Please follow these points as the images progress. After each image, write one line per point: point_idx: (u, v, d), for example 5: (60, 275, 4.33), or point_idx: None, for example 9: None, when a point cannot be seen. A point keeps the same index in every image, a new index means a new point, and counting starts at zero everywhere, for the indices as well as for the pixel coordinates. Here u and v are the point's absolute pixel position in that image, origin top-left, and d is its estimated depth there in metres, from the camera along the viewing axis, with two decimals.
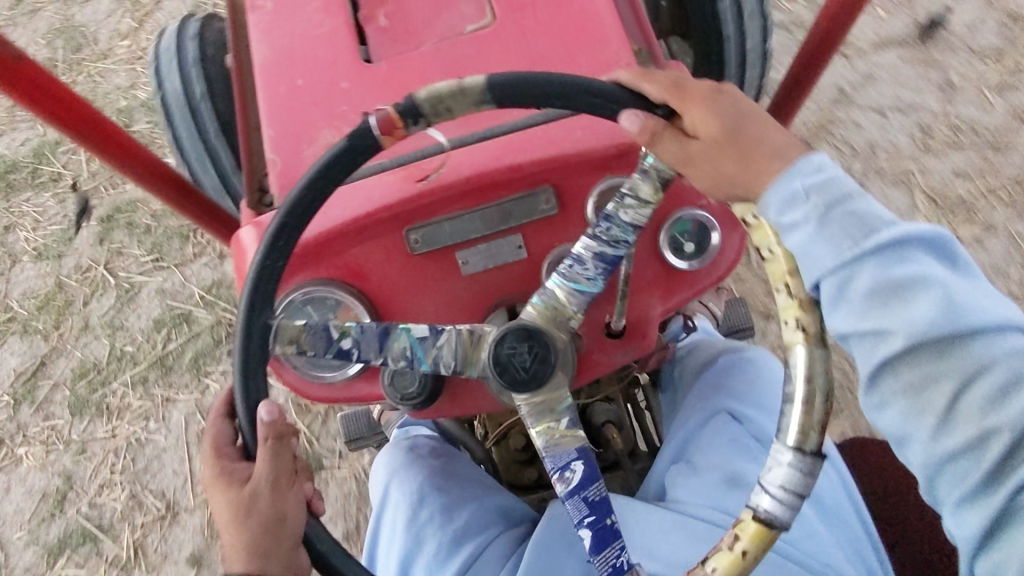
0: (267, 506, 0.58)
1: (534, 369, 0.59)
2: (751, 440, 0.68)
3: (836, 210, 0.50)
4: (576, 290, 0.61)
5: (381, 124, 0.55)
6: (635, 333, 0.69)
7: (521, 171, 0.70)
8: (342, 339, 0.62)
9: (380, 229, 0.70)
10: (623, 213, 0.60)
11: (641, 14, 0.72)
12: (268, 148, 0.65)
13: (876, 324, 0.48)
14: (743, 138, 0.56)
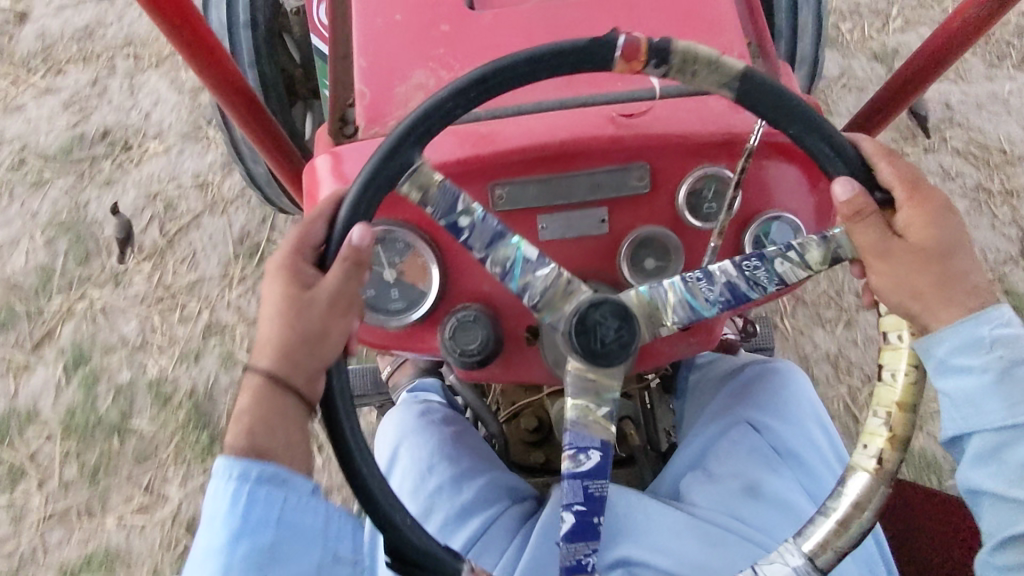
0: (317, 319, 0.55)
1: (610, 351, 0.52)
2: (770, 449, 0.70)
3: (1019, 370, 0.49)
4: (689, 306, 0.54)
5: (628, 47, 0.50)
6: (700, 329, 0.64)
7: (624, 143, 0.60)
8: (462, 216, 0.54)
9: (457, 175, 0.60)
10: (779, 261, 0.54)
11: (756, 6, 0.70)
12: (359, 79, 0.66)
13: (1023, 494, 0.48)
14: (948, 263, 0.52)
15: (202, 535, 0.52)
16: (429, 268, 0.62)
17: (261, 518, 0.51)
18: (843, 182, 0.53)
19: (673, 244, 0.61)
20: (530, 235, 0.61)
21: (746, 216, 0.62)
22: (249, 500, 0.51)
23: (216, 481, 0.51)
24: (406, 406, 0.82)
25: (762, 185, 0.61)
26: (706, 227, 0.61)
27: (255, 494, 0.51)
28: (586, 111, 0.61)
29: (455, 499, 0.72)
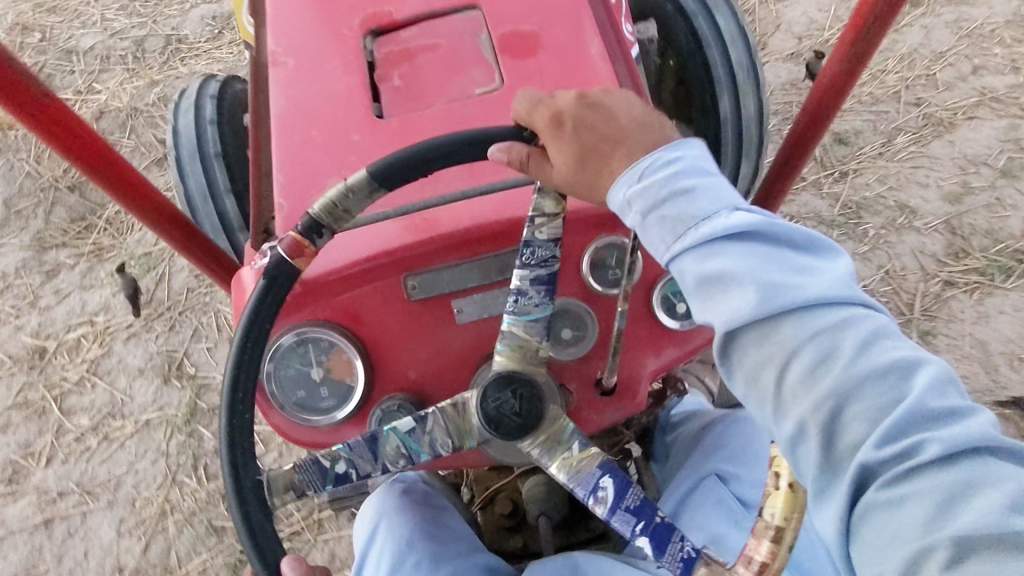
0: None
1: (510, 426, 0.54)
2: (737, 503, 0.68)
3: (652, 215, 0.51)
4: (530, 320, 0.56)
5: (290, 247, 0.53)
6: (626, 391, 0.65)
7: (523, 224, 0.63)
8: (336, 465, 0.56)
9: (370, 271, 0.64)
10: (539, 233, 0.56)
11: (643, 85, 0.75)
12: (279, 194, 0.71)
13: (707, 316, 0.49)
14: (603, 153, 0.55)
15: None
16: (354, 362, 0.64)
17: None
18: (498, 150, 0.53)
19: (585, 314, 0.63)
20: (446, 320, 0.64)
21: (648, 277, 0.64)
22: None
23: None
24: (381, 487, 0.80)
25: None
26: (614, 292, 0.63)
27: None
28: (484, 199, 0.65)
29: None
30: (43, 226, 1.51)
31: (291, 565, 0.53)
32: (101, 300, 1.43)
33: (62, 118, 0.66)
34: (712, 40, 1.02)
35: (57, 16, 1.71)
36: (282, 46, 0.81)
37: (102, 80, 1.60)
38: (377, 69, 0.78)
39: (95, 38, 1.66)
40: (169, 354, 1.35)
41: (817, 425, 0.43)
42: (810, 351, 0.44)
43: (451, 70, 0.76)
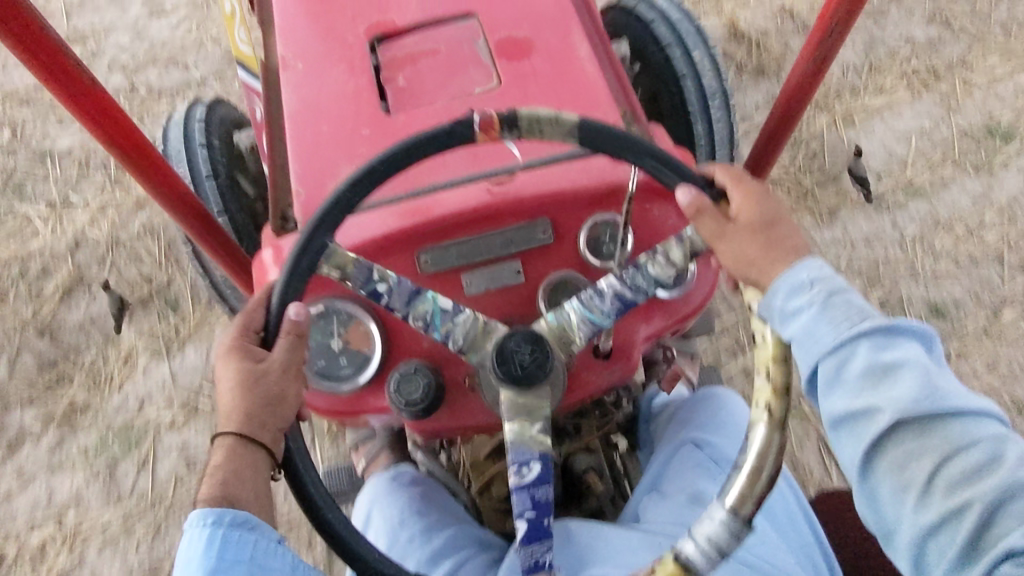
0: (272, 383, 0.59)
1: (530, 373, 0.58)
2: (711, 462, 0.76)
3: (836, 297, 0.52)
4: (588, 321, 0.61)
5: (483, 122, 0.59)
6: (620, 354, 0.71)
7: (526, 203, 0.70)
8: (380, 282, 0.61)
9: (386, 249, 0.69)
10: (652, 265, 0.61)
11: (626, 83, 0.83)
12: (295, 182, 0.77)
13: (866, 403, 0.49)
14: (772, 232, 0.59)
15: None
16: (371, 331, 0.69)
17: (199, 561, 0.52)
18: (684, 189, 0.60)
19: (582, 283, 0.70)
20: (456, 291, 0.70)
21: (642, 250, 0.70)
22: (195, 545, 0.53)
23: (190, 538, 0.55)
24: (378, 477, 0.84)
25: (649, 221, 0.70)
26: (608, 264, 0.70)
27: (229, 538, 0.53)
28: (489, 181, 0.71)
29: (424, 547, 0.74)
30: (5, 379, 1.30)
31: (296, 310, 0.60)
32: (71, 490, 1.22)
33: (102, 102, 0.70)
34: (676, 42, 1.11)
35: (28, 108, 1.55)
36: (291, 50, 0.87)
37: (78, 189, 1.45)
38: (381, 70, 0.84)
39: (72, 135, 1.50)
40: (155, 565, 1.17)
41: (980, 518, 0.45)
42: (982, 450, 0.46)
43: (451, 72, 0.83)
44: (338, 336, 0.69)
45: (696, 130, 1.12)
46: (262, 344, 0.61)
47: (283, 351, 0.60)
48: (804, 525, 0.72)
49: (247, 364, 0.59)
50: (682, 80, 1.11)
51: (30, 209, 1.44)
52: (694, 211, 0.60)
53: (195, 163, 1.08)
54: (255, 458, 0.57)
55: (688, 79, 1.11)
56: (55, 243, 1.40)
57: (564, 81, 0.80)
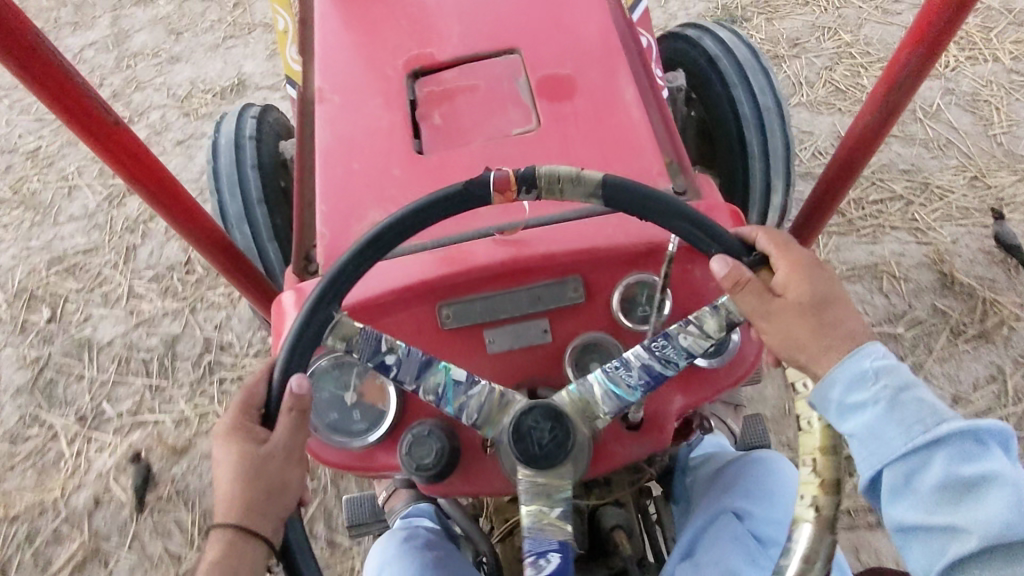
0: (273, 472, 0.58)
1: (549, 452, 0.55)
2: (754, 541, 0.68)
3: (904, 396, 0.49)
4: (612, 393, 0.58)
5: (498, 180, 0.55)
6: (652, 426, 0.66)
7: (556, 260, 0.65)
8: (387, 353, 0.59)
9: (405, 300, 0.66)
10: (683, 336, 0.58)
11: (673, 128, 0.78)
12: (320, 223, 0.74)
13: (945, 519, 0.47)
14: (820, 313, 0.58)
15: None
16: (387, 387, 0.66)
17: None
18: (719, 260, 0.57)
19: (613, 348, 0.65)
20: (477, 349, 0.66)
21: (679, 315, 0.66)
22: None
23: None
24: (388, 536, 0.81)
25: (693, 288, 0.66)
26: (642, 329, 0.65)
27: None
28: (518, 234, 0.67)
29: None
30: None
31: (297, 384, 0.57)
32: None
33: (127, 146, 0.71)
34: (736, 72, 1.06)
35: (73, 281, 1.48)
36: (328, 84, 0.85)
37: (115, 398, 1.34)
38: (418, 106, 0.81)
39: (116, 329, 1.41)
40: None
41: None
42: None
43: (490, 110, 0.79)
44: (354, 391, 0.66)
45: (754, 179, 1.05)
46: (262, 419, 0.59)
47: (283, 427, 0.59)
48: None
49: (248, 448, 0.58)
50: (744, 115, 1.05)
51: (58, 418, 1.34)
52: (732, 284, 0.57)
53: (246, 177, 1.06)
54: (253, 548, 0.57)
55: (747, 101, 1.05)
56: (74, 498, 1.26)
57: (607, 124, 0.76)
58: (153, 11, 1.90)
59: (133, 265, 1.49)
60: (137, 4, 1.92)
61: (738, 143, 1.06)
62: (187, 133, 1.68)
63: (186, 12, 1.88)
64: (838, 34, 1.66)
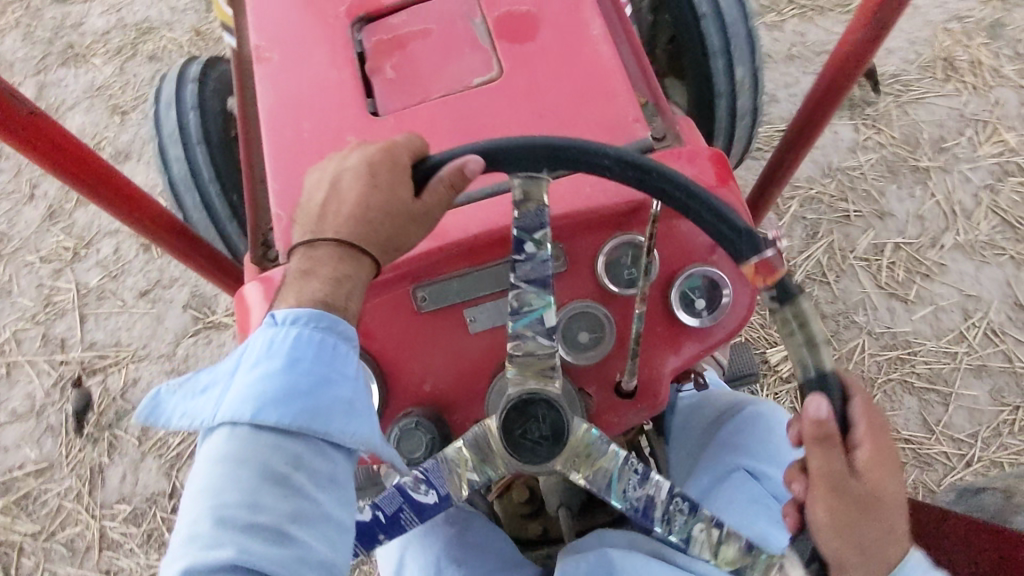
0: (393, 226, 0.51)
1: (524, 445, 0.54)
2: (770, 499, 0.66)
3: None
4: (609, 479, 0.56)
5: (764, 264, 0.44)
6: (646, 392, 0.63)
7: None
8: (531, 243, 0.53)
9: (376, 285, 0.61)
10: (698, 529, 0.56)
11: (647, 66, 0.71)
12: (274, 203, 0.68)
13: None
14: None
15: (184, 513, 0.43)
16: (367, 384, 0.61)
17: (302, 361, 0.46)
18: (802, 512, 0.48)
19: (602, 317, 0.61)
20: (458, 330, 0.62)
21: (667, 271, 0.62)
22: (291, 345, 0.46)
23: (259, 330, 0.48)
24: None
25: (679, 244, 0.62)
26: (630, 292, 0.61)
27: (305, 337, 0.47)
28: (492, 202, 0.62)
29: None
30: None
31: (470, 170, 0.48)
32: None
33: (51, 132, 0.64)
34: None
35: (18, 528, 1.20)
36: (262, 38, 0.76)
37: None
38: (366, 59, 0.74)
39: None
40: None
41: None
42: None
43: (447, 57, 0.71)
44: None
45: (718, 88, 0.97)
46: (416, 175, 0.52)
47: (434, 197, 0.51)
48: None
49: (397, 192, 0.51)
50: (706, 30, 0.94)
51: None
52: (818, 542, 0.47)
53: (183, 117, 0.92)
54: (360, 268, 0.51)
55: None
56: None
57: (575, 63, 0.69)
58: (89, 76, 1.56)
59: (98, 498, 1.20)
60: (64, 65, 1.58)
61: (698, 45, 0.96)
62: (148, 279, 1.35)
63: (129, 88, 1.53)
64: (1000, 132, 1.35)
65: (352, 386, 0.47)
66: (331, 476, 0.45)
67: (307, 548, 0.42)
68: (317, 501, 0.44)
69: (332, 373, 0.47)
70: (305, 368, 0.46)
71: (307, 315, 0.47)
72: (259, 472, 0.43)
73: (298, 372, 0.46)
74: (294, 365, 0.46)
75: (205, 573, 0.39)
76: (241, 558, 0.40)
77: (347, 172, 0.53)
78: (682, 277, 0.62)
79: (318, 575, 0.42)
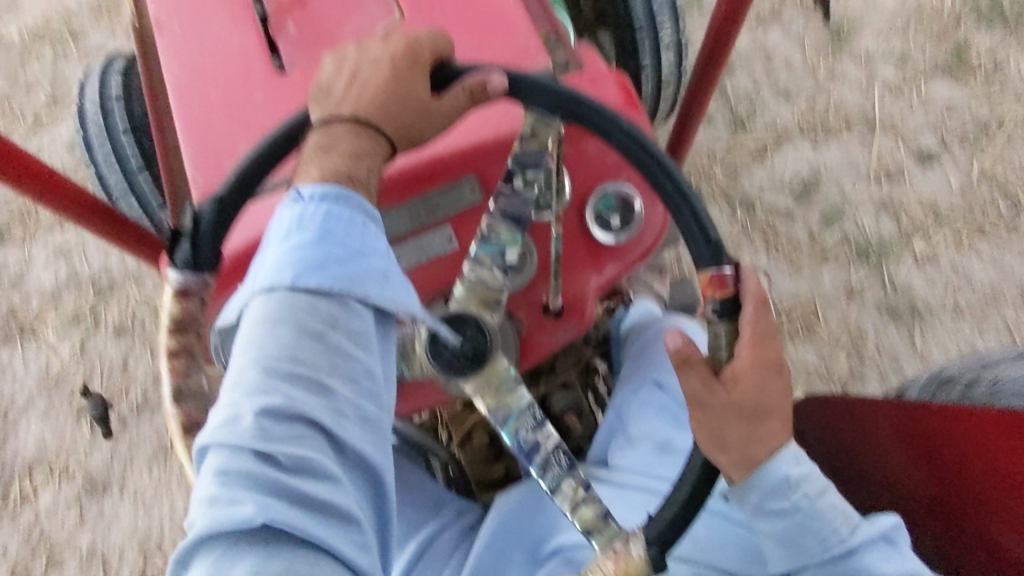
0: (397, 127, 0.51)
1: (449, 352, 0.58)
2: (677, 405, 0.72)
3: (817, 506, 0.51)
4: (502, 418, 0.57)
5: (718, 277, 0.49)
6: (572, 309, 0.66)
7: (445, 161, 0.62)
8: (515, 181, 0.59)
9: None
10: (570, 484, 0.55)
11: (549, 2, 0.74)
12: (190, 167, 0.68)
13: None
14: (760, 428, 0.49)
15: (232, 365, 0.42)
16: None
17: (335, 233, 0.43)
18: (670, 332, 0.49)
19: (523, 242, 0.64)
20: None
21: (581, 193, 0.65)
22: (324, 217, 0.44)
23: (285, 208, 0.45)
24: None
25: (590, 166, 0.65)
26: (546, 217, 0.64)
27: (333, 212, 0.44)
28: None
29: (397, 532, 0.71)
30: None
31: (494, 87, 0.52)
32: None
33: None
34: None
35: None
36: (162, 7, 0.75)
37: None
38: (270, 21, 0.74)
39: None
40: None
41: None
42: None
43: (350, 10, 0.72)
44: None
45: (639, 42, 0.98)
46: (438, 77, 0.54)
47: (453, 100, 0.53)
48: None
49: (415, 91, 0.52)
50: None
51: None
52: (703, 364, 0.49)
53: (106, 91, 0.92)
54: (377, 149, 0.50)
55: None
56: None
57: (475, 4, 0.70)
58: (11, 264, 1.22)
59: None
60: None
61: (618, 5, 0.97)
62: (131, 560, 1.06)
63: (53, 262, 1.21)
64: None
65: (384, 259, 0.45)
66: (368, 338, 0.43)
67: (362, 410, 0.42)
68: (360, 363, 0.42)
69: (364, 245, 0.44)
70: (342, 237, 0.44)
71: (335, 191, 0.45)
72: (298, 329, 0.41)
73: (332, 242, 0.43)
74: (328, 237, 0.43)
75: (264, 416, 0.39)
76: (289, 406, 0.39)
77: (364, 66, 0.52)
78: (599, 195, 0.65)
79: (361, 430, 0.41)
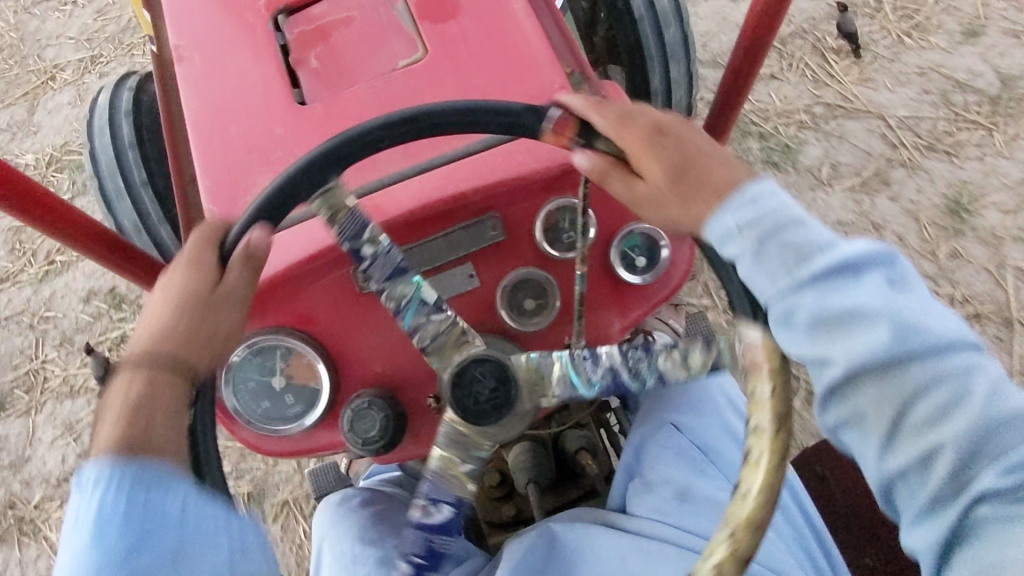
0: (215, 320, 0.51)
1: (482, 411, 0.53)
2: (697, 451, 0.68)
3: (769, 243, 0.43)
4: (570, 381, 0.56)
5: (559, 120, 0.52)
6: (596, 351, 0.64)
7: (468, 199, 0.61)
8: (367, 245, 0.55)
9: (316, 268, 0.61)
10: (662, 357, 0.56)
11: (573, 39, 0.73)
12: (206, 201, 0.67)
13: (860, 412, 0.40)
14: (693, 178, 0.50)
15: None
16: (316, 366, 0.61)
17: (122, 526, 0.42)
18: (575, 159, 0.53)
19: (545, 281, 0.62)
20: None
21: (605, 232, 0.64)
22: (107, 506, 0.42)
23: (75, 498, 0.44)
24: (329, 501, 0.75)
25: (615, 204, 0.64)
26: (570, 255, 0.62)
27: (121, 495, 0.42)
28: (426, 177, 0.62)
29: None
30: None
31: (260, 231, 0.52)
32: None
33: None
34: None
35: None
36: (184, 39, 0.75)
37: None
38: (291, 53, 0.73)
39: None
40: None
41: (956, 435, 0.38)
42: (951, 387, 0.38)
43: (372, 43, 0.72)
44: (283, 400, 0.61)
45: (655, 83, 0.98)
46: (216, 261, 0.53)
47: (234, 278, 0.53)
48: (800, 518, 0.67)
49: (196, 281, 0.52)
50: (640, 24, 0.94)
51: None
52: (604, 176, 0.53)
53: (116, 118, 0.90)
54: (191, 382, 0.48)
55: None
56: None
57: (498, 41, 0.70)
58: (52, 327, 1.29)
59: None
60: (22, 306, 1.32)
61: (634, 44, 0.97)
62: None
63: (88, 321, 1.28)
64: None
65: (181, 531, 0.43)
66: None
67: None
68: None
69: (156, 523, 0.42)
70: (131, 528, 0.42)
71: (121, 470, 0.43)
72: None
73: (118, 536, 0.42)
74: (115, 532, 0.42)
75: None
76: None
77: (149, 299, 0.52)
78: (624, 233, 0.63)
79: None
